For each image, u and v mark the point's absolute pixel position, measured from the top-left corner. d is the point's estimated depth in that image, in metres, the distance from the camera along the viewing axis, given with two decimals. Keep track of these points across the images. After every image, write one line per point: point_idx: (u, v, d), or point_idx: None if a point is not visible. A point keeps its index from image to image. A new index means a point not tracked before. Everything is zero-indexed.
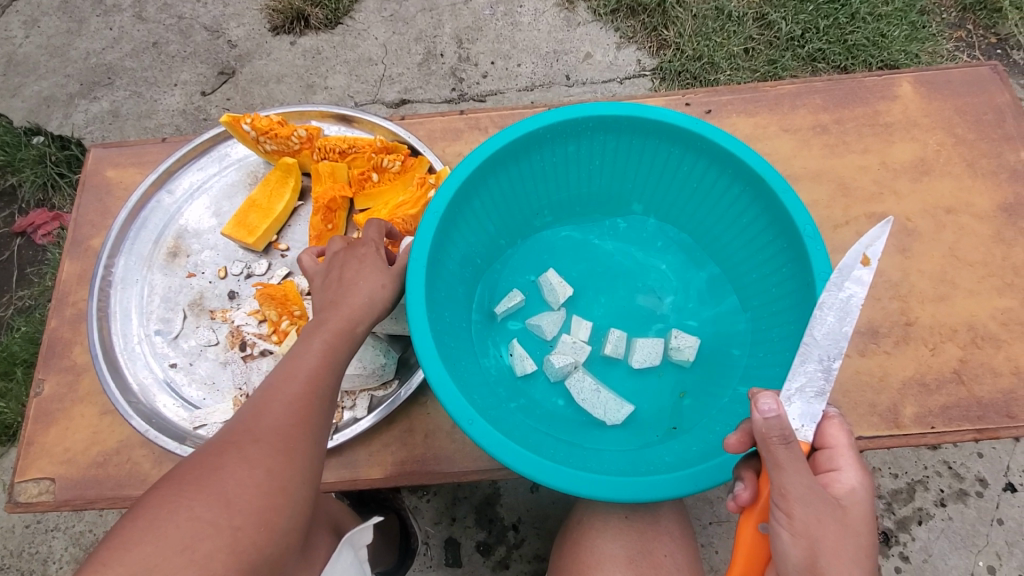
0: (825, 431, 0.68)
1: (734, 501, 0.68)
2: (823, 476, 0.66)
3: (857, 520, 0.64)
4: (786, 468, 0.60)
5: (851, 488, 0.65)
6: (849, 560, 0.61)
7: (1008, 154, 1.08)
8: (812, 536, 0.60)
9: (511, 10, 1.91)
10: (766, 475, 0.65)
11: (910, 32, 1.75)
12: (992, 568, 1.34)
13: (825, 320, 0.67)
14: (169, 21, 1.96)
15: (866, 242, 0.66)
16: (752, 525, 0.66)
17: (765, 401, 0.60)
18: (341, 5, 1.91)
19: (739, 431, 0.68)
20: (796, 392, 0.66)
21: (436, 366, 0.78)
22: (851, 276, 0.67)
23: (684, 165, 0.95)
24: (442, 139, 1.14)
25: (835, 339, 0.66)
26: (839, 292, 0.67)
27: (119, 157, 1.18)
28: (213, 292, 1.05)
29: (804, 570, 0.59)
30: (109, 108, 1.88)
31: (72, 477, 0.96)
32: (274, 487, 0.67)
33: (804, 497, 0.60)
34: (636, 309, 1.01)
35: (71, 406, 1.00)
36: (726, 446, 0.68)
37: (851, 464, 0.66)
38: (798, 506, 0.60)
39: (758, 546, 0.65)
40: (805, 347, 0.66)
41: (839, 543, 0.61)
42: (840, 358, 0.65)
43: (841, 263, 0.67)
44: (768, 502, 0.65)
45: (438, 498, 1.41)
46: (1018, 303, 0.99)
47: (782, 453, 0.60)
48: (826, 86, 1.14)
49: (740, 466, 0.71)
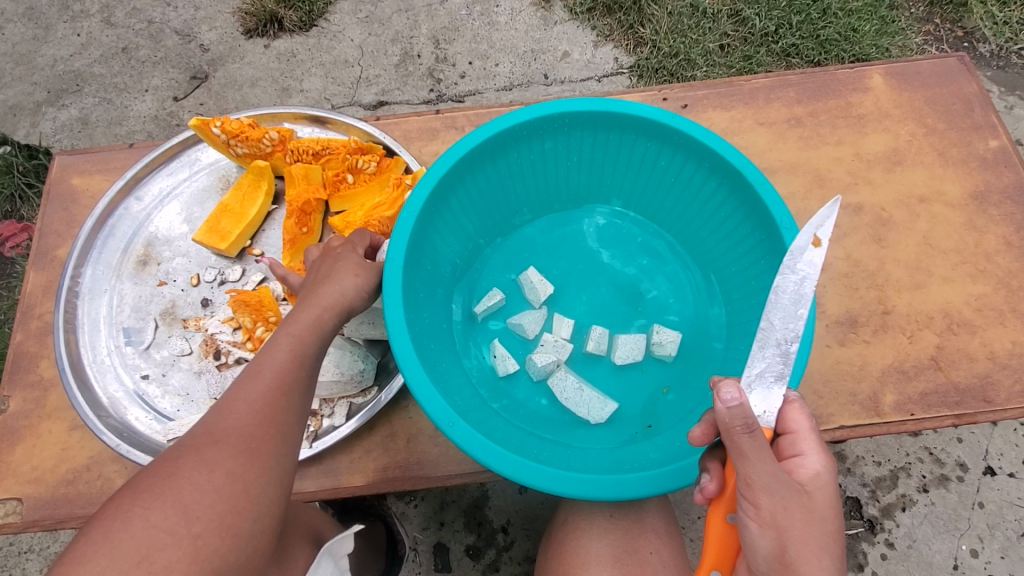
0: (786, 415, 0.67)
1: (702, 494, 0.68)
2: (787, 461, 0.66)
3: (823, 505, 0.63)
4: (750, 457, 0.59)
5: (815, 472, 0.65)
6: (816, 547, 0.61)
7: (977, 143, 1.10)
8: (778, 525, 0.60)
9: (487, 10, 1.90)
10: (731, 466, 0.65)
11: (880, 26, 1.78)
12: (974, 551, 1.36)
13: (780, 304, 0.67)
14: (138, 26, 1.91)
15: (816, 223, 0.67)
16: (720, 516, 0.66)
17: (726, 390, 0.60)
18: (315, 7, 1.88)
19: (703, 422, 0.69)
20: (756, 378, 0.66)
21: (415, 369, 0.77)
22: (803, 258, 0.67)
23: (661, 160, 0.94)
24: (418, 139, 1.12)
25: (791, 323, 0.66)
26: (793, 274, 0.67)
27: (85, 165, 1.14)
28: (185, 300, 1.03)
29: (773, 561, 0.59)
30: (78, 116, 1.83)
31: (41, 496, 0.92)
32: (236, 490, 0.65)
33: (769, 485, 0.59)
34: (617, 305, 1.00)
35: (39, 423, 0.97)
36: (691, 439, 0.69)
37: (814, 448, 0.66)
38: (764, 496, 0.60)
39: (727, 537, 0.65)
40: (763, 332, 0.67)
41: (806, 530, 0.61)
42: (796, 341, 0.66)
43: (793, 246, 0.68)
44: (734, 492, 0.65)
45: (426, 503, 1.39)
46: (991, 289, 1.00)
47: (745, 442, 0.59)
48: (799, 79, 1.14)
49: (706, 457, 0.70)
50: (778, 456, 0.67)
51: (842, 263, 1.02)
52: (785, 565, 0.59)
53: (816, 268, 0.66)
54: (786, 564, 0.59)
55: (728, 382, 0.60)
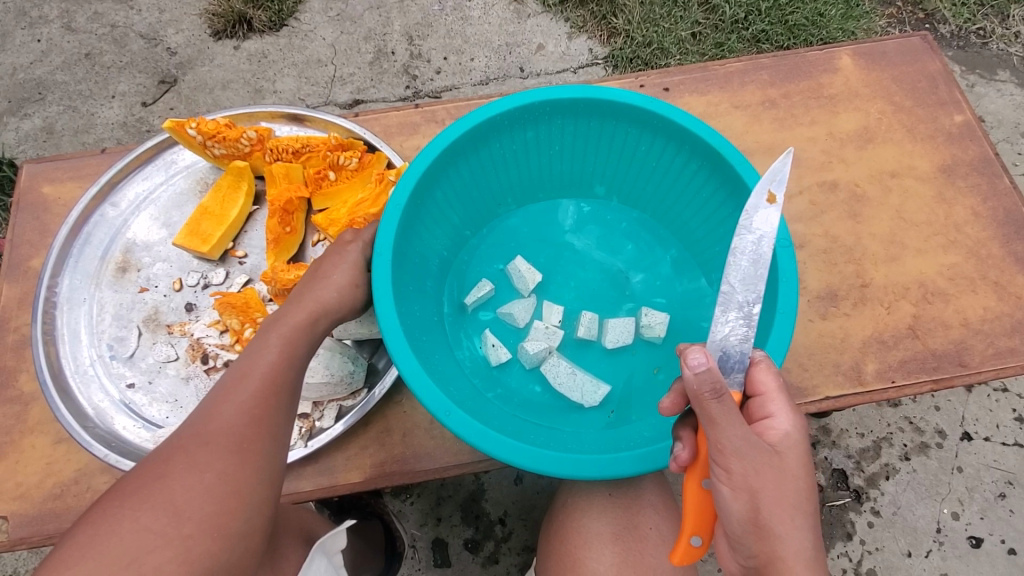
0: (755, 377, 0.68)
1: (675, 462, 0.69)
2: (757, 423, 0.67)
3: (794, 464, 0.65)
4: (720, 423, 0.60)
5: (785, 432, 0.66)
6: (789, 506, 0.63)
7: (943, 118, 1.14)
8: (750, 488, 0.61)
9: (459, 4, 1.90)
10: (703, 434, 0.66)
11: (845, 11, 1.82)
12: (956, 514, 1.41)
13: (740, 266, 0.70)
14: (102, 31, 1.86)
15: (769, 179, 0.71)
16: (696, 482, 0.67)
17: (692, 356, 0.61)
18: (284, 6, 1.85)
19: (673, 393, 0.71)
20: (722, 341, 0.69)
21: (409, 361, 0.77)
22: (758, 216, 0.71)
23: (642, 145, 0.96)
24: (399, 134, 1.12)
25: (751, 284, 0.70)
26: (750, 235, 0.71)
27: (55, 172, 1.11)
28: (169, 306, 1.01)
29: (747, 523, 0.62)
30: (42, 125, 1.78)
31: (28, 512, 0.90)
32: (225, 491, 0.66)
33: (740, 450, 0.61)
34: (605, 290, 1.01)
35: (21, 437, 0.94)
36: (661, 410, 0.71)
37: (783, 408, 0.67)
38: (735, 461, 0.61)
39: (703, 501, 0.67)
40: (726, 297, 0.70)
41: (778, 488, 0.62)
42: (757, 303, 0.69)
43: (748, 204, 0.71)
44: (705, 458, 0.66)
45: (422, 499, 1.40)
46: (962, 259, 1.04)
47: (714, 408, 0.61)
48: (771, 62, 1.17)
49: (678, 425, 0.71)
50: (750, 418, 0.69)
51: (820, 239, 1.04)
52: (759, 526, 0.62)
53: (772, 225, 0.70)
54: (759, 525, 0.62)
55: (693, 347, 0.62)
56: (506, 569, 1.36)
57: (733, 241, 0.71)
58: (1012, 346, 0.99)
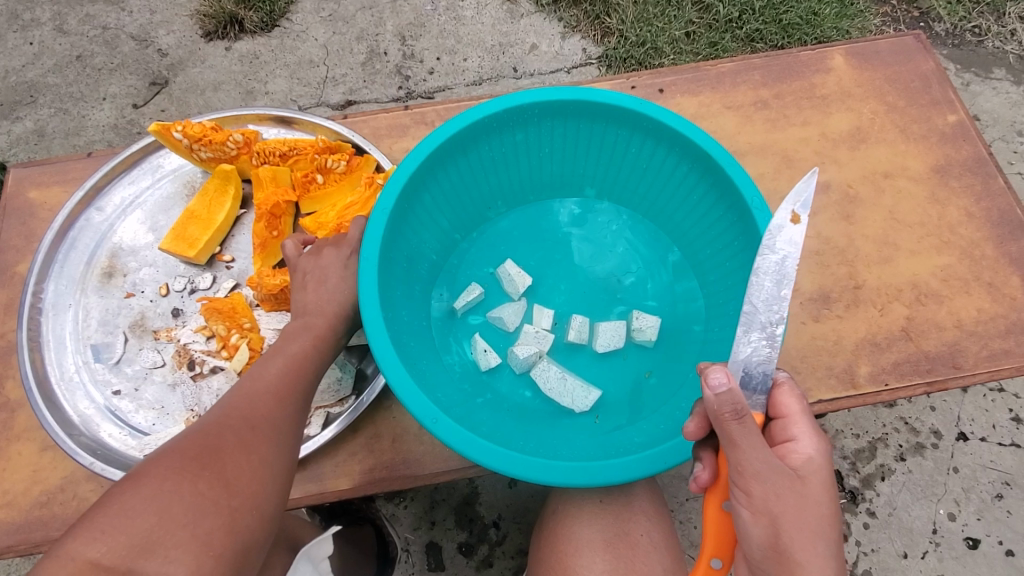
0: (778, 399, 0.68)
1: (696, 483, 0.69)
2: (780, 446, 0.66)
3: (817, 490, 0.64)
4: (741, 445, 0.60)
5: (809, 456, 0.65)
6: (810, 532, 0.62)
7: (936, 118, 1.13)
8: (771, 512, 0.61)
9: (452, 4, 1.89)
10: (723, 455, 0.66)
11: (839, 10, 1.81)
12: (951, 515, 1.41)
13: (764, 286, 0.69)
14: (93, 32, 1.85)
15: (793, 200, 0.70)
16: (716, 504, 0.67)
17: (714, 376, 0.60)
18: (276, 6, 1.84)
19: (697, 415, 0.69)
20: (743, 362, 0.68)
21: (396, 368, 0.76)
22: (783, 237, 0.70)
23: (632, 147, 0.95)
24: (388, 136, 1.11)
25: (774, 304, 0.68)
26: (773, 255, 0.69)
27: (41, 176, 1.10)
28: (155, 311, 1.00)
29: (766, 549, 0.61)
30: (33, 128, 1.76)
31: (13, 521, 0.89)
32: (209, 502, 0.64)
33: (760, 473, 0.61)
34: (596, 293, 1.00)
35: (6, 445, 0.93)
36: (686, 433, 0.70)
37: (807, 432, 0.66)
38: (755, 484, 0.61)
39: (723, 523, 0.67)
40: (748, 316, 0.68)
41: (800, 513, 0.62)
42: (781, 323, 0.67)
43: (772, 225, 0.70)
44: (727, 480, 0.66)
45: (416, 503, 1.39)
46: (956, 260, 1.03)
47: (735, 430, 0.60)
48: (763, 62, 1.16)
49: (699, 445, 0.71)
50: (773, 441, 0.68)
51: (813, 241, 1.04)
52: (779, 552, 0.61)
53: (797, 245, 0.69)
54: (780, 551, 0.61)
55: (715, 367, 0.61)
56: (500, 573, 1.35)
57: (755, 260, 0.70)
58: (1006, 348, 0.98)
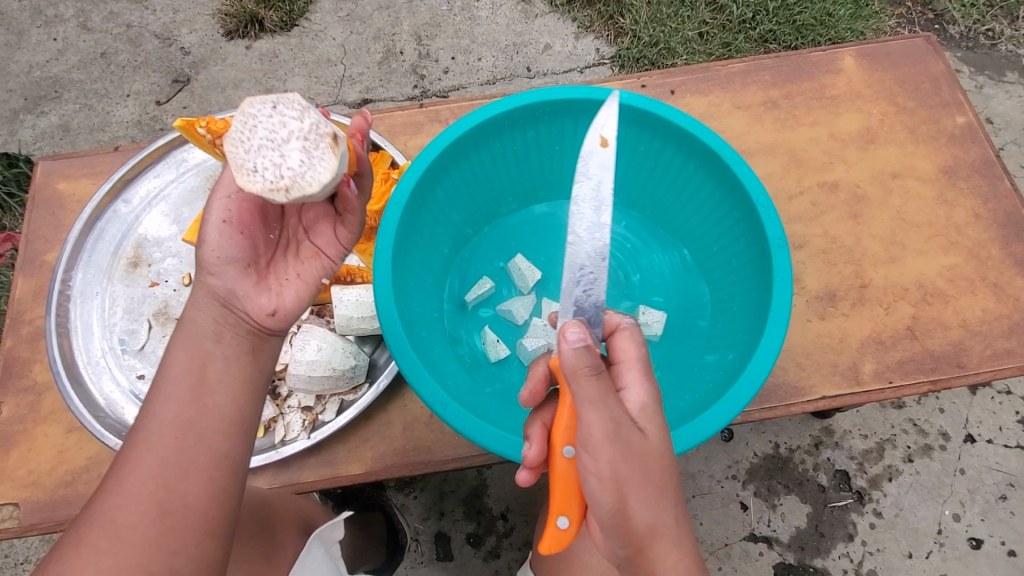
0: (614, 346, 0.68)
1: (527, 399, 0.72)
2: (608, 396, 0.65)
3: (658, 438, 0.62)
4: (587, 402, 0.58)
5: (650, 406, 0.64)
6: (654, 489, 0.61)
7: (946, 119, 1.13)
8: (617, 475, 0.59)
9: (467, 5, 1.92)
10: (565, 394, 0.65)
11: (854, 11, 1.81)
12: (958, 516, 1.41)
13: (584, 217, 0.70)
14: (118, 31, 1.90)
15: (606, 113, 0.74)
16: (560, 450, 0.65)
17: (571, 332, 0.59)
18: (295, 6, 1.88)
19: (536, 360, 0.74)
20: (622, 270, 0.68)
21: (407, 355, 0.79)
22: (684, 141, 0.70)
23: (641, 145, 0.97)
24: (403, 133, 1.14)
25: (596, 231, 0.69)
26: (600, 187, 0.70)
27: (70, 169, 1.15)
28: (178, 300, 1.04)
29: (614, 511, 0.60)
30: (59, 123, 1.82)
31: (39, 499, 0.93)
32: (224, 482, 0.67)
33: (609, 431, 0.58)
34: (604, 288, 1.02)
35: (34, 426, 0.98)
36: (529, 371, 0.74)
37: (635, 379, 0.65)
38: (603, 445, 0.58)
39: (569, 473, 0.64)
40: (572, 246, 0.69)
41: (644, 470, 0.60)
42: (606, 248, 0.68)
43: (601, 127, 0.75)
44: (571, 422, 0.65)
45: (426, 494, 1.42)
46: (963, 260, 1.04)
47: (586, 386, 0.58)
48: (774, 63, 1.17)
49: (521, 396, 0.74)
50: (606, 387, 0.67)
51: (820, 240, 1.05)
52: (623, 512, 0.60)
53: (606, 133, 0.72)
54: (625, 517, 0.60)
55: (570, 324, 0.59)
56: (507, 565, 1.38)
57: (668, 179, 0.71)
58: (1008, 348, 0.98)
